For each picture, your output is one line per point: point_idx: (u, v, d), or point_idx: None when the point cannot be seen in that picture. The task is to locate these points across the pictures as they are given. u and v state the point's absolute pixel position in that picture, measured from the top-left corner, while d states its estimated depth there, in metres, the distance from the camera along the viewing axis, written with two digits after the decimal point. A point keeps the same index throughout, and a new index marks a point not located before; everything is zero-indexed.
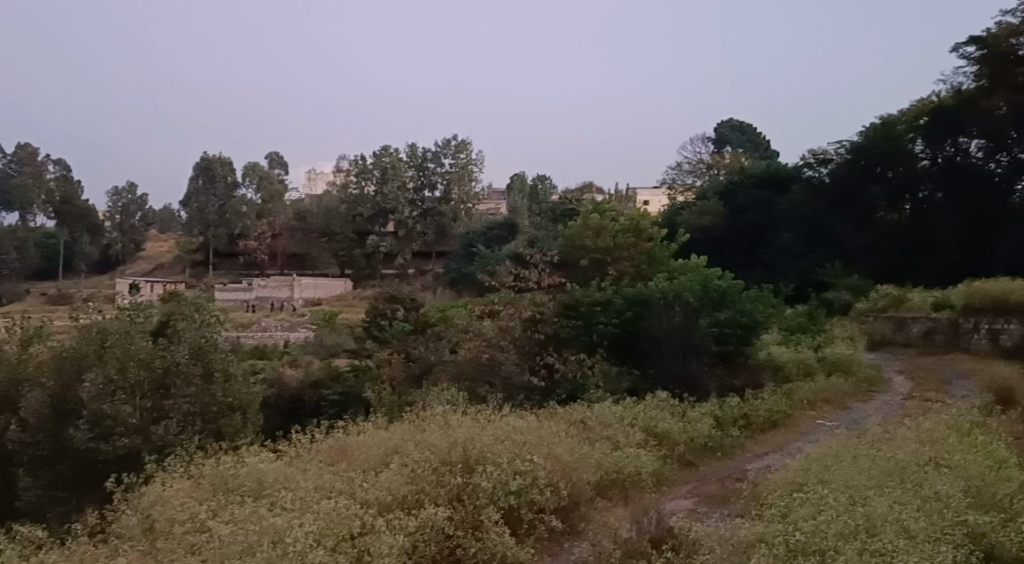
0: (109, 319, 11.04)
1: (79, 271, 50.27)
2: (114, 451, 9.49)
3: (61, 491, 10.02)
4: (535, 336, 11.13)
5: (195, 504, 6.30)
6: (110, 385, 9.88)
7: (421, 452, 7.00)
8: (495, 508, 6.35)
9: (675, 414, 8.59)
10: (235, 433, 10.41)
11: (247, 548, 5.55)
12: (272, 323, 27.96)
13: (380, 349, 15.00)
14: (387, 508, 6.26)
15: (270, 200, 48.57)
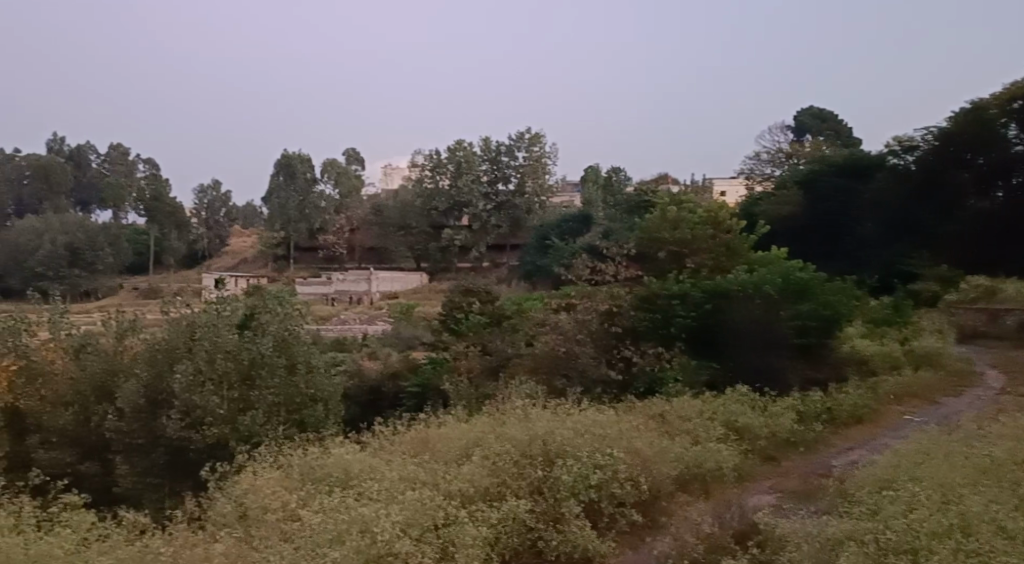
0: (198, 312, 11.41)
1: (167, 266, 51.75)
2: (204, 440, 9.86)
3: (155, 478, 10.47)
4: (612, 330, 10.94)
5: (289, 494, 6.53)
6: (199, 377, 10.18)
7: (504, 444, 7.07)
8: (576, 501, 6.38)
9: (756, 408, 8.48)
10: (318, 424, 10.60)
11: (337, 536, 5.73)
12: (352, 316, 28.57)
13: (456, 342, 14.71)
14: (469, 500, 6.39)
15: (348, 195, 49.46)
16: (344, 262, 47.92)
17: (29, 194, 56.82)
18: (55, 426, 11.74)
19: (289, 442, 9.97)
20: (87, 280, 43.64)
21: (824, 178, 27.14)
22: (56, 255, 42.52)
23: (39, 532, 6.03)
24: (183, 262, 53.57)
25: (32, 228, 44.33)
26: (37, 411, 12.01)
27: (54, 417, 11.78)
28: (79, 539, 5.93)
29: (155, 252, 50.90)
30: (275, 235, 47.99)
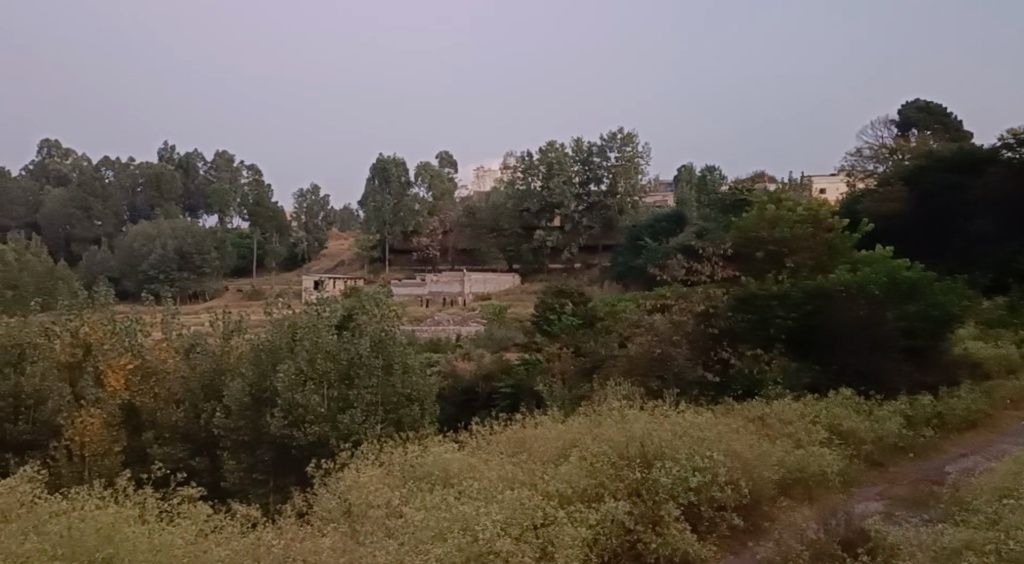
0: (298, 314, 11.90)
1: (270, 269, 52.80)
2: (306, 437, 10.19)
3: (260, 475, 10.83)
4: (708, 330, 10.94)
5: (393, 490, 6.71)
6: (300, 375, 10.57)
7: (602, 444, 7.07)
8: (675, 504, 6.30)
9: (861, 412, 8.28)
10: (415, 424, 10.77)
11: (440, 534, 5.81)
12: (445, 317, 28.75)
13: (548, 342, 15.36)
14: (567, 501, 6.38)
15: (440, 198, 47.23)
16: (438, 265, 45.43)
17: (143, 201, 59.64)
18: (167, 422, 12.21)
19: (388, 440, 10.33)
20: (194, 282, 45.05)
21: (935, 175, 19.63)
22: (166, 258, 44.28)
23: (166, 521, 6.62)
24: (285, 265, 54.29)
25: (146, 233, 46.34)
26: (151, 408, 12.53)
27: (167, 413, 12.26)
28: (197, 531, 6.37)
29: (257, 256, 52.26)
30: (371, 237, 46.34)
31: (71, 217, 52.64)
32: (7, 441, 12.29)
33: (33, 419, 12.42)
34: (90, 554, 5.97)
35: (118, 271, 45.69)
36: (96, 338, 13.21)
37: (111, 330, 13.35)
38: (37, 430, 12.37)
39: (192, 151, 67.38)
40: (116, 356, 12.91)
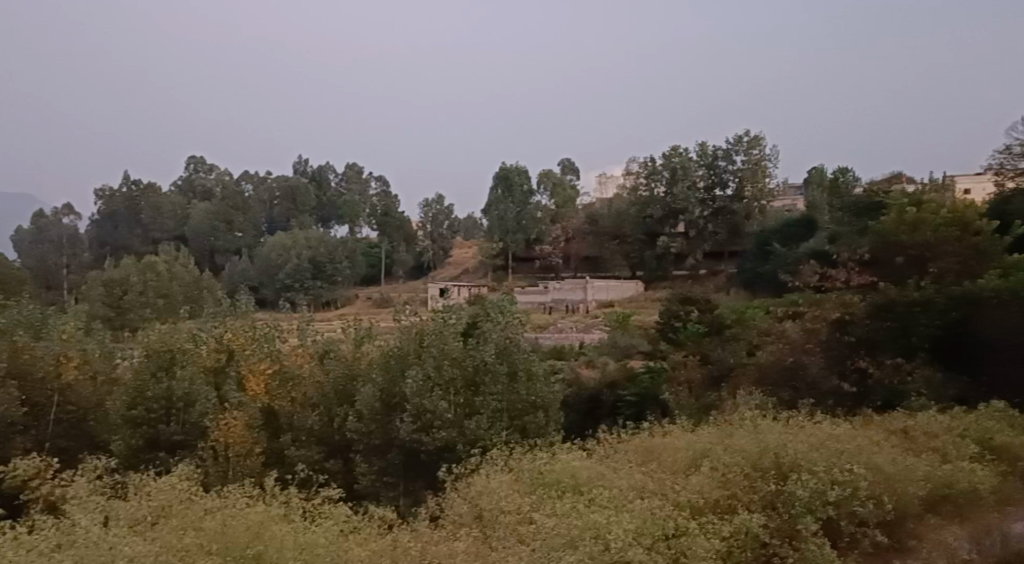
0: (425, 322, 12.65)
1: (397, 276, 54.98)
2: (434, 442, 10.80)
3: (390, 478, 11.34)
4: (845, 340, 12.33)
5: (522, 497, 6.90)
6: (429, 382, 11.22)
7: (743, 463, 6.85)
8: (813, 518, 6.07)
9: (1014, 425, 7.97)
10: (539, 430, 11.56)
11: (571, 541, 5.80)
12: (568, 324, 28.96)
13: (673, 350, 16.69)
14: (699, 512, 6.31)
15: (564, 205, 47.25)
16: (561, 272, 45.22)
17: (280, 213, 63.90)
18: (303, 426, 12.85)
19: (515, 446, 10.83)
20: (329, 291, 48.60)
21: None
22: (301, 268, 47.98)
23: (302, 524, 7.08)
24: (413, 274, 56.32)
25: (283, 243, 50.32)
26: (289, 410, 13.44)
27: (303, 417, 13.04)
28: (339, 532, 6.88)
29: (386, 264, 55.11)
30: (495, 245, 46.74)
31: (216, 229, 57.77)
32: (161, 441, 13.06)
33: (183, 420, 13.18)
34: (241, 550, 6.61)
35: (257, 280, 50.12)
36: (239, 344, 14.51)
37: (252, 336, 14.67)
38: (187, 430, 13.14)
39: (325, 163, 70.83)
40: (256, 360, 14.18)
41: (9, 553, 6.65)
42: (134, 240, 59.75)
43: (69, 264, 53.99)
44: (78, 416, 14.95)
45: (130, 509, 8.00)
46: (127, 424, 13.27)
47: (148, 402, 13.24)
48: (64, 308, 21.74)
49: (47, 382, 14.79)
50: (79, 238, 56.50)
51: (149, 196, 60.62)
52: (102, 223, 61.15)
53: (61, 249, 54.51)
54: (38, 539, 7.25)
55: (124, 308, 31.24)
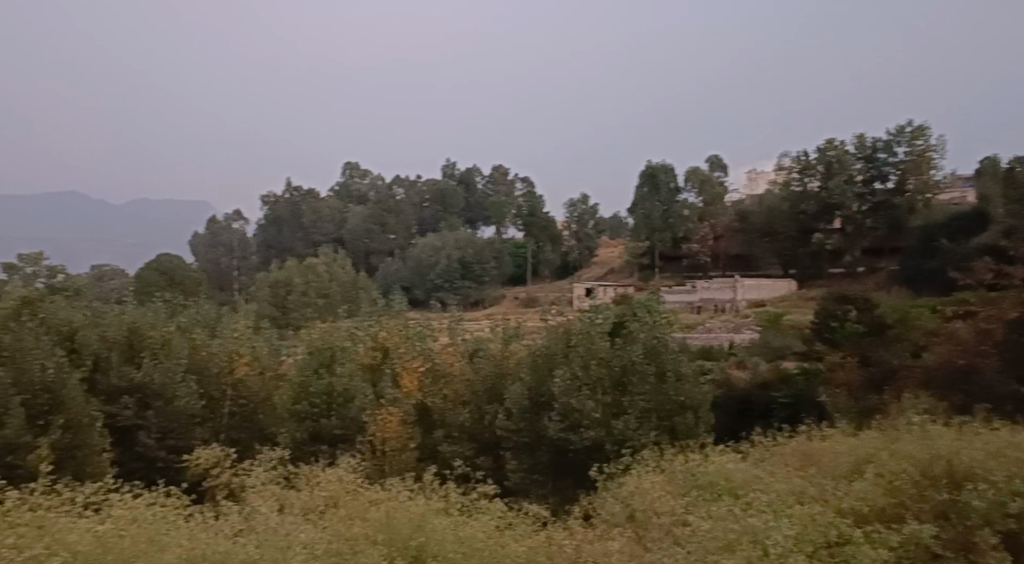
0: (572, 323, 15.18)
1: (544, 276, 57.38)
2: (583, 440, 13.47)
3: (539, 475, 14.24)
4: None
5: (676, 498, 9.16)
6: (576, 381, 13.81)
7: (848, 456, 8.78)
8: (991, 531, 5.92)
9: None
10: (687, 430, 13.92)
11: (728, 544, 6.06)
12: (717, 323, 28.52)
13: (829, 352, 16.68)
14: (863, 519, 6.56)
15: (711, 203, 46.04)
16: (709, 271, 44.62)
17: (429, 216, 67.39)
18: (456, 423, 15.49)
19: (659, 446, 13.44)
20: (476, 291, 51.53)
21: None
22: (452, 268, 51.19)
23: (461, 518, 8.72)
24: (558, 273, 58.31)
25: (433, 245, 53.76)
26: (440, 407, 15.83)
27: (455, 413, 15.57)
28: (489, 533, 7.94)
29: (533, 264, 56.91)
30: (641, 245, 47.12)
31: (370, 232, 61.57)
32: (325, 433, 15.26)
33: (343, 415, 15.40)
34: (404, 541, 7.48)
35: (408, 280, 53.32)
36: (392, 342, 17.00)
37: (404, 335, 17.10)
38: (347, 426, 15.35)
39: (473, 166, 73.71)
40: (409, 358, 16.56)
41: (207, 535, 7.55)
42: (296, 243, 64.91)
43: (239, 267, 59.61)
44: (249, 410, 16.72)
45: (305, 499, 9.63)
46: (295, 417, 15.63)
47: (311, 397, 15.55)
48: (232, 315, 23.77)
49: (222, 377, 16.67)
50: (247, 242, 61.96)
51: (309, 201, 65.46)
52: (268, 228, 66.50)
53: (232, 252, 60.38)
54: (232, 522, 8.34)
55: (289, 308, 33.83)
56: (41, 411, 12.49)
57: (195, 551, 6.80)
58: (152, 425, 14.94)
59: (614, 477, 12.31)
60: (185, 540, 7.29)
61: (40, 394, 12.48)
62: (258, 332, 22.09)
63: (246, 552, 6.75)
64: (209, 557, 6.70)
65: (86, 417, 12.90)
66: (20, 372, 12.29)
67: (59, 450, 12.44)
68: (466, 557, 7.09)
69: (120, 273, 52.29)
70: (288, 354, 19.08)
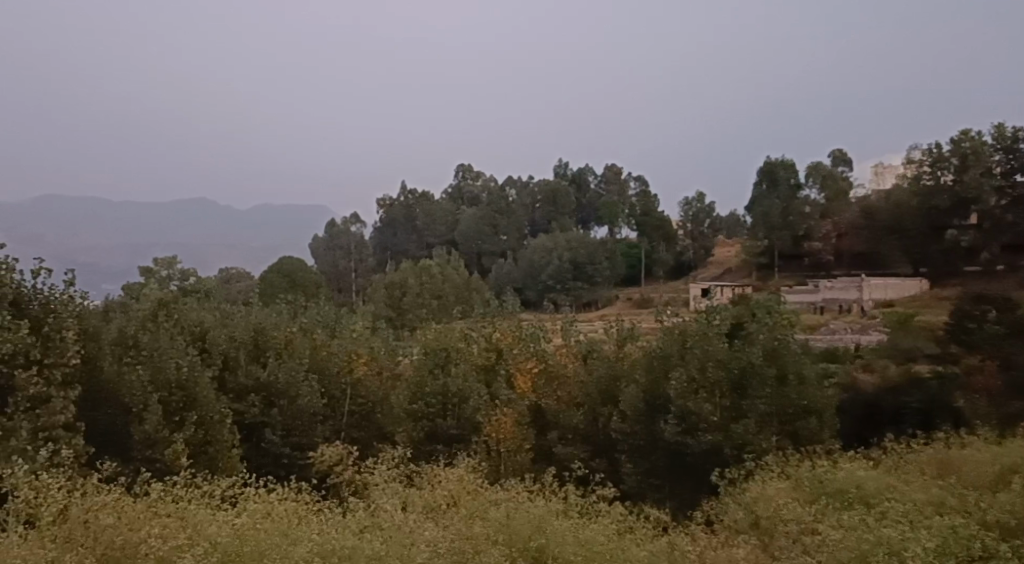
0: (688, 324, 15.07)
1: (657, 277, 56.02)
2: (700, 444, 13.38)
3: (655, 479, 14.34)
4: None
5: (804, 505, 9.11)
6: (692, 383, 13.70)
7: (990, 465, 8.40)
8: None
9: None
10: (811, 434, 13.56)
11: (861, 555, 6.21)
12: (841, 324, 27.15)
13: (966, 355, 15.66)
14: (1011, 533, 6.49)
15: (834, 200, 44.63)
16: (833, 270, 41.34)
17: (541, 216, 68.19)
18: (571, 424, 15.68)
19: (781, 451, 13.18)
20: (589, 292, 51.56)
21: None
22: (564, 270, 51.54)
23: (581, 520, 9.22)
24: (671, 273, 57.21)
25: (544, 246, 54.37)
26: (554, 409, 16.04)
27: (570, 415, 15.84)
28: (608, 536, 8.29)
29: (645, 264, 56.16)
30: (759, 243, 45.80)
31: (483, 234, 62.97)
32: (441, 433, 15.91)
33: (458, 415, 16.02)
34: (525, 543, 8.08)
35: (521, 281, 54.07)
36: (506, 343, 17.59)
37: (518, 336, 17.59)
38: (462, 425, 15.97)
39: (584, 167, 73.86)
40: (524, 359, 16.87)
41: (335, 531, 8.10)
42: (412, 246, 67.34)
43: (357, 269, 62.70)
44: (369, 408, 17.75)
45: (428, 496, 10.25)
46: (410, 416, 16.30)
47: (428, 396, 16.21)
48: (353, 315, 25.14)
49: (343, 376, 17.75)
50: (364, 245, 64.99)
51: (424, 205, 67.80)
52: (385, 231, 69.41)
53: (350, 254, 63.47)
54: (359, 518, 8.98)
55: (405, 309, 35.30)
56: (177, 407, 13.35)
57: (326, 546, 7.22)
58: (277, 423, 16.00)
59: (736, 483, 12.30)
60: (315, 535, 7.86)
61: (176, 391, 13.33)
62: (378, 333, 23.29)
63: (373, 548, 7.24)
64: (339, 555, 7.09)
65: (216, 413, 13.56)
66: (157, 371, 13.20)
67: (194, 445, 13.24)
68: (587, 559, 7.57)
69: (247, 276, 56.14)
70: (406, 354, 20.33)
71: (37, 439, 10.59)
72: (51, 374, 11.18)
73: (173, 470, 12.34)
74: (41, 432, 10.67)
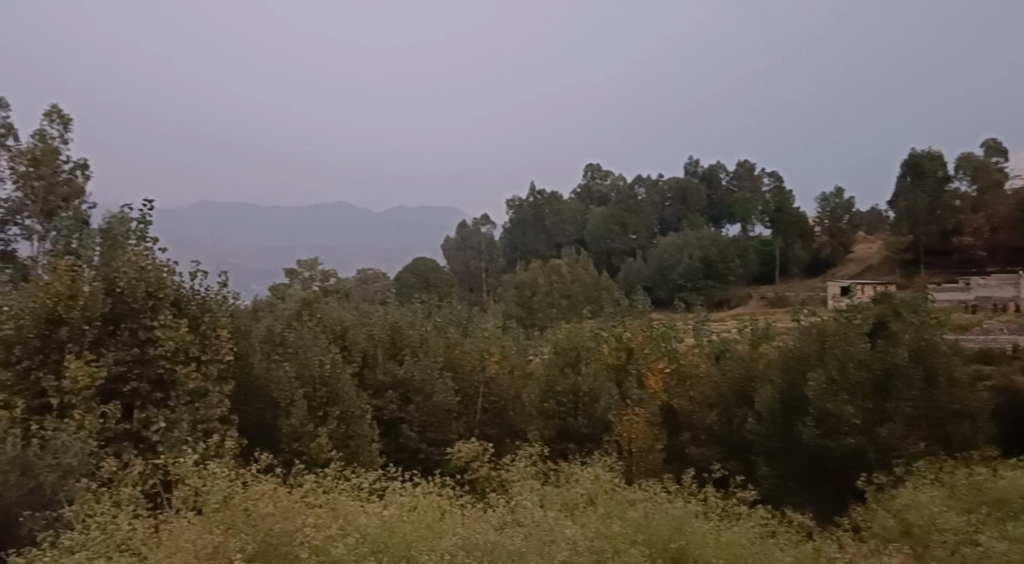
0: (827, 322, 14.47)
1: (793, 275, 53.92)
2: (842, 447, 13.09)
3: (794, 483, 14.16)
4: None
5: (959, 515, 8.95)
6: (832, 385, 13.21)
7: None
8: None
9: None
10: (965, 440, 12.93)
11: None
12: (1000, 323, 25.04)
13: None
14: None
15: (987, 191, 40.43)
16: (986, 266, 38.92)
17: (671, 214, 67.09)
18: (705, 425, 15.91)
19: (930, 457, 12.71)
20: (721, 291, 50.40)
21: None
22: (695, 269, 50.55)
23: (722, 523, 9.89)
24: (807, 271, 54.76)
25: (674, 244, 53.31)
26: (687, 410, 16.30)
27: (703, 416, 16.03)
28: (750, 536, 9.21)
29: (781, 262, 54.01)
30: (904, 239, 43.10)
31: (612, 232, 62.91)
32: (573, 432, 16.41)
33: (589, 414, 16.37)
34: (665, 543, 8.72)
35: (651, 280, 53.01)
36: (637, 342, 17.32)
37: (648, 335, 17.55)
38: (594, 424, 16.36)
39: (714, 164, 72.03)
40: (655, 360, 16.86)
41: (478, 525, 8.78)
42: (540, 245, 68.36)
43: (487, 269, 64.72)
44: (501, 406, 18.64)
45: (565, 495, 10.74)
46: (542, 414, 16.90)
47: (558, 396, 16.72)
48: (485, 315, 26.17)
49: (476, 373, 18.77)
50: (494, 245, 66.99)
51: (553, 205, 68.62)
52: (514, 231, 70.88)
53: (481, 255, 65.57)
54: (500, 514, 9.63)
55: (535, 308, 36.11)
56: (321, 402, 14.66)
57: (470, 541, 7.81)
58: (414, 419, 17.04)
59: (884, 489, 11.92)
60: (458, 528, 8.60)
61: (320, 387, 14.66)
62: (508, 331, 24.20)
63: (514, 544, 7.67)
64: (482, 549, 7.64)
65: (356, 409, 14.90)
66: (302, 367, 14.56)
67: (338, 439, 14.59)
68: (728, 560, 8.32)
69: (384, 277, 59.46)
70: (536, 353, 21.06)
71: (197, 431, 10.96)
72: (208, 369, 11.59)
73: (318, 462, 13.79)
74: (200, 424, 11.02)
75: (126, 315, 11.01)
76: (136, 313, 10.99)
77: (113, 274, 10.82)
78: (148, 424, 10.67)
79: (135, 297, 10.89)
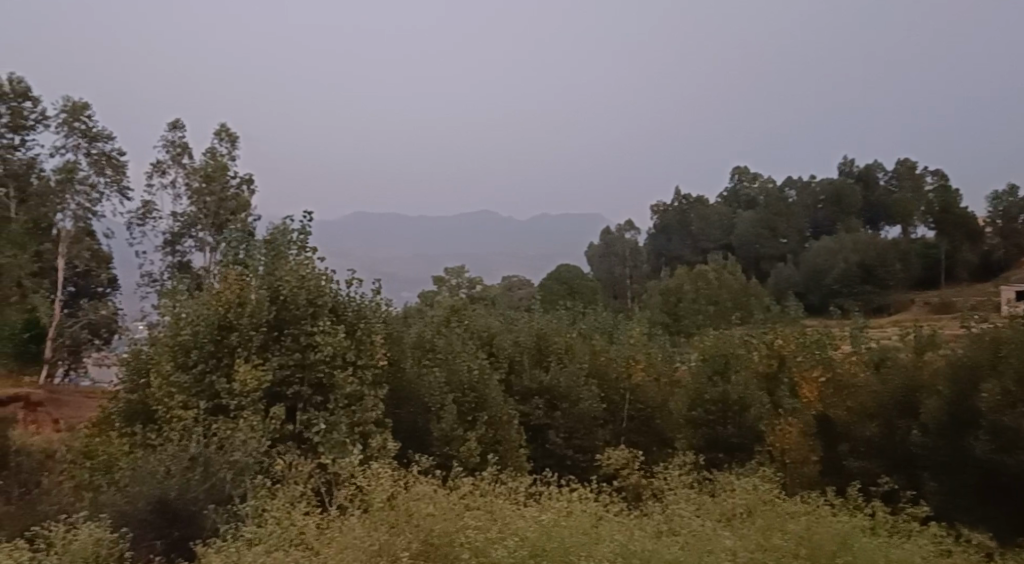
0: (1000, 329, 13.48)
1: (961, 279, 49.60)
2: (1020, 463, 12.38)
3: (963, 500, 13.58)
4: None
5: None
6: (1007, 396, 12.44)
7: None
8: None
9: None
10: None
11: None
12: None
13: None
14: None
15: None
16: None
17: (824, 216, 63.67)
18: (863, 437, 15.25)
19: None
20: (879, 296, 47.05)
21: None
22: (850, 273, 47.70)
23: (892, 539, 9.77)
24: (976, 275, 50.16)
25: (827, 247, 50.04)
26: (845, 421, 15.55)
27: (862, 427, 15.21)
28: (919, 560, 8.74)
29: (947, 265, 49.78)
30: None
31: (761, 236, 60.69)
32: (721, 441, 16.53)
33: (739, 423, 16.52)
34: (829, 556, 8.80)
35: (802, 285, 50.50)
36: (789, 350, 17.24)
37: (802, 342, 17.19)
38: (744, 433, 16.45)
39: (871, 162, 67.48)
40: (809, 368, 16.64)
41: (638, 532, 9.25)
42: (686, 251, 67.23)
43: (632, 276, 64.74)
44: (647, 414, 19.04)
45: (724, 506, 10.97)
46: (689, 423, 17.14)
47: (706, 404, 16.87)
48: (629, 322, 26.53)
49: (621, 381, 19.24)
50: (638, 251, 66.67)
51: (699, 209, 67.21)
52: (658, 237, 70.25)
53: (625, 262, 65.52)
54: (656, 523, 10.04)
55: (680, 316, 35.83)
56: (469, 407, 15.77)
57: (627, 549, 8.17)
58: (560, 425, 17.77)
59: None
60: (616, 536, 8.94)
61: (468, 393, 15.81)
62: (653, 339, 24.37)
63: (671, 552, 8.16)
64: (640, 555, 8.06)
65: (503, 415, 15.94)
66: (452, 373, 15.79)
67: (487, 443, 15.61)
68: None
69: (528, 285, 61.16)
70: (682, 360, 21.10)
71: (354, 432, 12.34)
72: (364, 373, 12.94)
73: (470, 465, 14.73)
74: (357, 426, 12.42)
75: (288, 320, 12.70)
76: (298, 321, 12.67)
77: (276, 283, 12.71)
78: (309, 425, 12.18)
79: (297, 305, 12.62)
